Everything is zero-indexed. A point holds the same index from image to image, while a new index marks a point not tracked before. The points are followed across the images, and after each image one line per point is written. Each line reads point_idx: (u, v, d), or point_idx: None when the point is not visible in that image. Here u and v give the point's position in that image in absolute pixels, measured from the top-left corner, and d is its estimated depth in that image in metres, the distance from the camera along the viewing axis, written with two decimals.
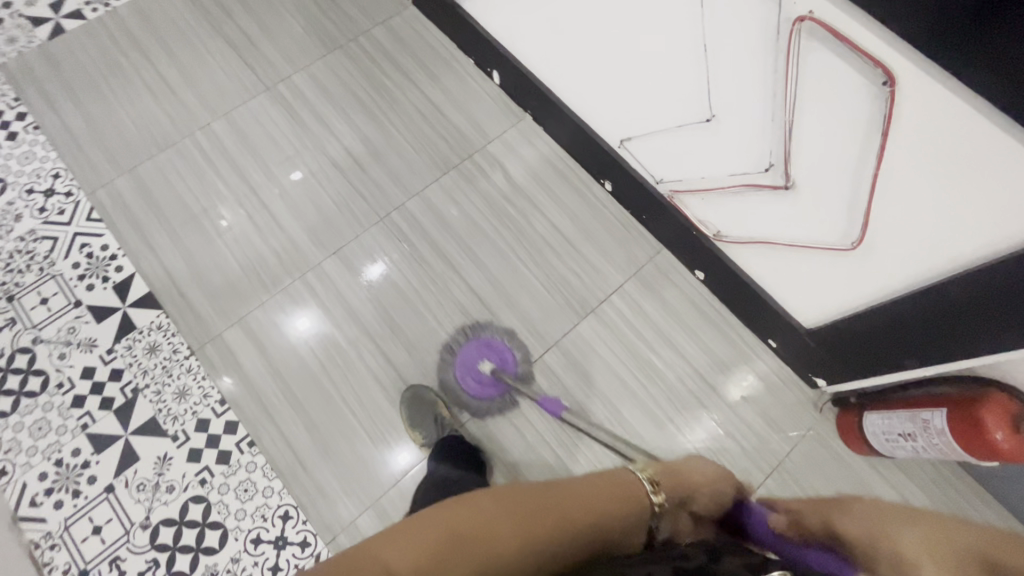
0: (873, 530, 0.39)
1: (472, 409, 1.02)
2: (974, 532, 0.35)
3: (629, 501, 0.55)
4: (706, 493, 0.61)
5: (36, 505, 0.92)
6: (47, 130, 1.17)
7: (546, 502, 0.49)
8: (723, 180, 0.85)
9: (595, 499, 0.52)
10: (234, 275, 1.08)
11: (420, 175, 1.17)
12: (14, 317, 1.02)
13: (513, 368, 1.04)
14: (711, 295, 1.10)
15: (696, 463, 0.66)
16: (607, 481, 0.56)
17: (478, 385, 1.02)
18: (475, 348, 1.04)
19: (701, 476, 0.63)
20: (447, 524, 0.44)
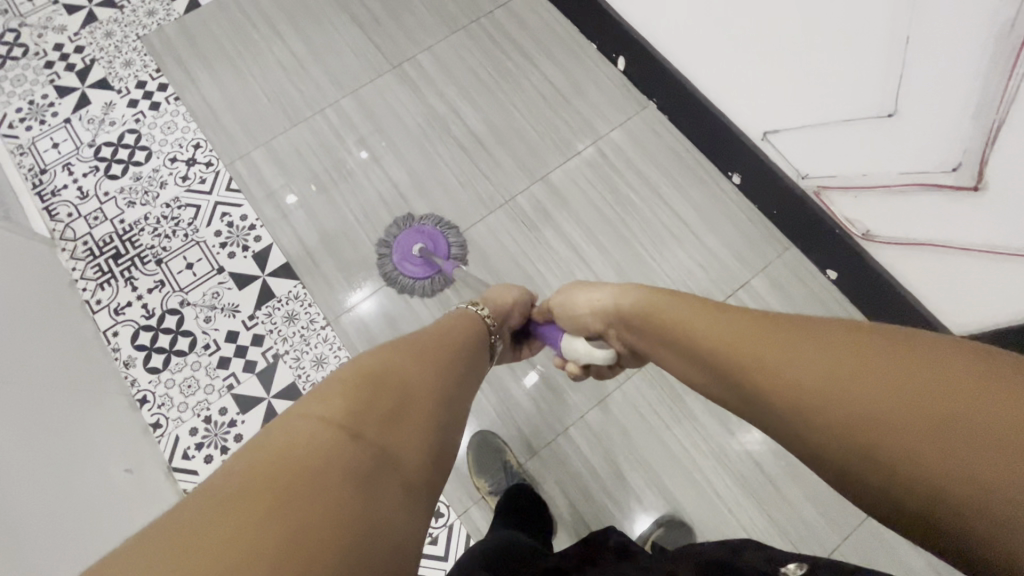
0: (841, 375, 0.41)
1: (410, 289, 1.06)
2: (926, 387, 0.38)
3: (468, 326, 0.67)
4: (512, 310, 0.76)
5: (188, 459, 0.97)
6: (186, 101, 1.21)
7: (424, 345, 0.56)
8: (892, 179, 0.83)
9: (463, 338, 0.63)
10: (364, 249, 1.11)
11: (543, 158, 1.17)
12: (162, 279, 1.08)
13: (444, 251, 1.07)
14: (840, 296, 1.07)
15: (506, 287, 0.79)
16: (460, 320, 0.67)
17: (413, 267, 1.06)
18: (410, 233, 1.08)
19: (501, 297, 0.76)
20: (346, 381, 0.46)
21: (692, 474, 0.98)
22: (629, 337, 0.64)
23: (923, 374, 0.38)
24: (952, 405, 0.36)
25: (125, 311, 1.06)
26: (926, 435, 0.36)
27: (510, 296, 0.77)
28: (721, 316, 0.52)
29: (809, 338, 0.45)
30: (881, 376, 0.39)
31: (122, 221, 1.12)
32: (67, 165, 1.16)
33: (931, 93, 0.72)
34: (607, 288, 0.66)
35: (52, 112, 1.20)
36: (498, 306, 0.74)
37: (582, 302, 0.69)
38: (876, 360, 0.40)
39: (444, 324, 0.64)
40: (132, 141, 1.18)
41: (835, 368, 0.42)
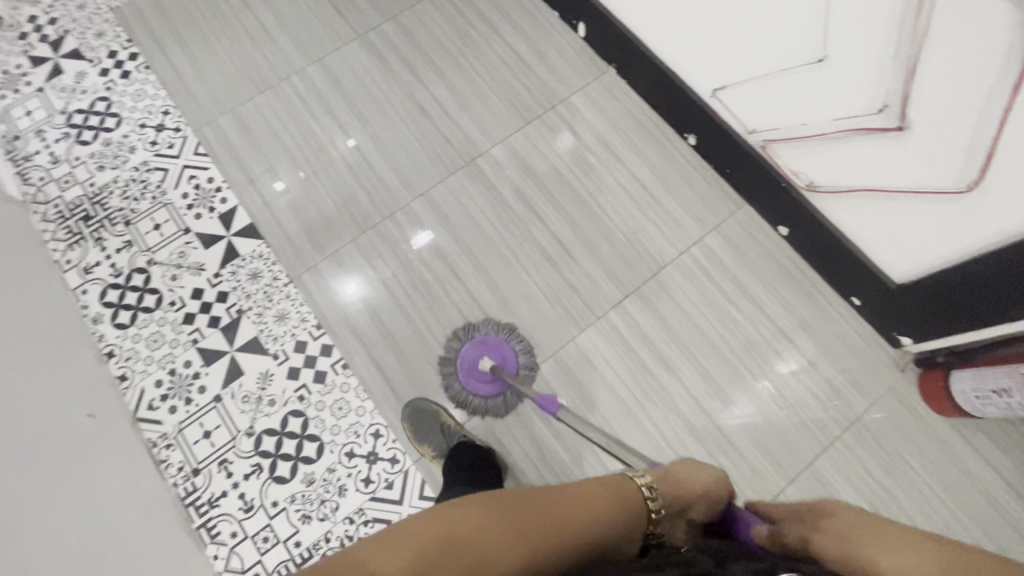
0: (836, 521, 0.53)
1: (477, 408, 1.00)
2: (865, 528, 0.50)
3: (631, 509, 0.63)
4: (704, 502, 0.69)
5: (153, 409, 1.00)
6: (156, 69, 1.24)
7: (548, 508, 0.58)
8: (826, 126, 0.85)
9: (604, 514, 0.61)
10: (328, 211, 1.13)
11: (504, 123, 1.19)
12: (130, 240, 1.10)
13: (512, 367, 1.01)
14: (792, 252, 1.09)
15: (696, 467, 0.73)
16: (613, 484, 0.65)
17: (479, 385, 1.00)
18: (473, 348, 1.02)
19: (696, 480, 0.70)
20: (447, 530, 0.51)
21: (643, 423, 1.01)
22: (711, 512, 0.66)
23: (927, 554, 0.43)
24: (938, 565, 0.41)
25: (94, 270, 1.09)
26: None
27: (702, 479, 0.71)
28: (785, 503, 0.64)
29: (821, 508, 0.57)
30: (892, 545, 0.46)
31: (92, 184, 1.15)
32: (40, 132, 1.19)
33: (854, 35, 0.74)
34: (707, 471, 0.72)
35: (25, 82, 1.23)
36: (683, 490, 0.69)
37: (708, 474, 0.72)
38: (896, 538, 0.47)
39: (602, 488, 0.64)
40: (103, 108, 1.21)
41: (822, 513, 0.55)
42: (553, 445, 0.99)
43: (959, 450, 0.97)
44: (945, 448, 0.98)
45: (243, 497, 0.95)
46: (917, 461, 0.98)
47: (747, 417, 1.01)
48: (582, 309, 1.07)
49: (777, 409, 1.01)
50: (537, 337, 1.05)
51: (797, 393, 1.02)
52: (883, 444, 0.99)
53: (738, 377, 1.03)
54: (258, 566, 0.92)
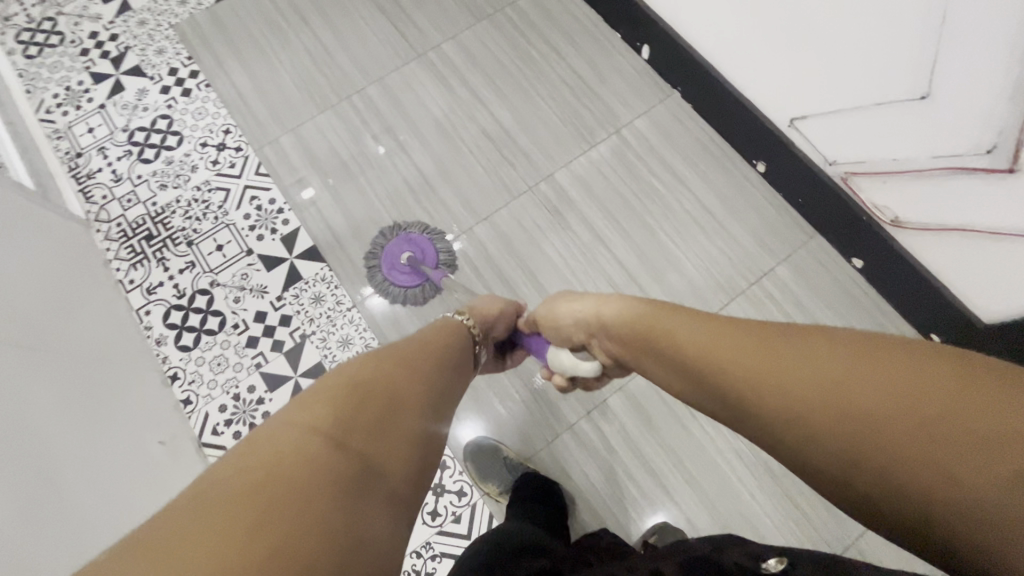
0: (792, 384, 0.42)
1: (401, 299, 1.05)
2: (862, 386, 0.39)
3: (451, 335, 0.67)
4: (501, 321, 0.78)
5: (217, 435, 0.99)
6: (217, 88, 1.24)
7: (413, 349, 0.59)
8: (924, 163, 0.83)
9: (447, 346, 0.64)
10: (389, 234, 1.12)
11: (566, 146, 1.18)
12: (193, 261, 1.10)
13: (432, 260, 1.07)
14: (866, 285, 1.06)
15: (493, 298, 0.79)
16: (437, 329, 0.67)
17: (400, 275, 1.06)
18: (398, 243, 1.08)
19: (490, 311, 0.77)
20: (336, 386, 0.47)
21: (714, 460, 0.98)
22: (592, 340, 0.66)
23: (932, 383, 0.37)
24: (935, 409, 0.36)
25: (157, 290, 1.08)
26: (904, 431, 0.36)
27: (495, 306, 0.77)
28: (694, 316, 0.52)
29: (751, 338, 0.46)
30: (856, 378, 0.39)
31: (154, 203, 1.15)
32: (102, 149, 1.19)
33: (968, 75, 0.71)
34: (587, 298, 0.65)
35: (87, 98, 1.23)
36: (485, 315, 0.76)
37: (566, 313, 0.67)
38: (802, 363, 0.42)
39: (430, 334, 0.65)
40: (164, 126, 1.21)
41: (757, 351, 0.45)
42: (622, 480, 0.97)
43: None
44: None
45: None
46: None
47: None
48: None
49: None
50: None
51: None
52: None
53: None
54: None
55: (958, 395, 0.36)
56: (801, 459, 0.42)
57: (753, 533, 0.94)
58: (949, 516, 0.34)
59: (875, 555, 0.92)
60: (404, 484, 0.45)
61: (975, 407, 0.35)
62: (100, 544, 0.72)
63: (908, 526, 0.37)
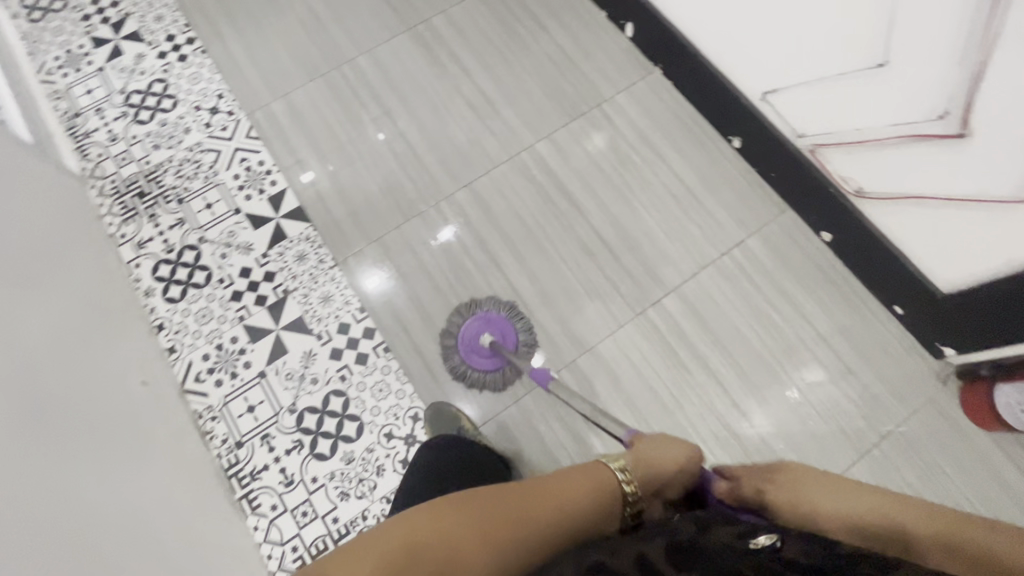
0: (898, 510, 0.55)
1: (477, 382, 1.02)
2: (929, 517, 0.53)
3: (599, 487, 0.62)
4: (676, 481, 0.69)
5: (200, 382, 1.03)
6: (212, 54, 1.27)
7: (533, 505, 0.56)
8: (884, 132, 0.86)
9: (578, 503, 0.59)
10: (374, 198, 1.15)
11: (549, 118, 1.21)
12: (183, 218, 1.14)
13: (512, 344, 1.04)
14: (834, 259, 1.09)
15: (665, 443, 0.71)
16: (595, 473, 0.63)
17: (480, 359, 1.02)
18: (476, 323, 1.04)
19: (665, 459, 0.69)
20: (434, 525, 0.49)
21: (679, 422, 1.01)
22: (805, 525, 0.59)
23: (1007, 535, 0.47)
24: (960, 527, 0.50)
25: (147, 245, 1.12)
26: (988, 562, 0.46)
27: (670, 455, 0.69)
28: (855, 489, 0.60)
29: (889, 498, 0.57)
30: (968, 527, 0.50)
31: (147, 162, 1.18)
32: (99, 110, 1.23)
33: (921, 40, 0.74)
34: (823, 480, 0.62)
35: (87, 61, 1.28)
36: (653, 471, 0.68)
37: (825, 497, 0.60)
38: (956, 519, 0.51)
39: (585, 471, 0.63)
40: (160, 90, 1.25)
41: (899, 501, 0.56)
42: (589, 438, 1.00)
43: (999, 465, 0.96)
44: (985, 462, 0.97)
45: (284, 471, 0.98)
46: (958, 475, 0.97)
47: (782, 420, 1.01)
48: (621, 305, 1.07)
49: (814, 414, 1.01)
50: (575, 330, 1.06)
51: (835, 398, 1.01)
52: (922, 456, 0.98)
53: (776, 381, 1.03)
54: (297, 539, 0.94)
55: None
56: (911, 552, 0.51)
57: None
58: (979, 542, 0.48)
59: None
60: None
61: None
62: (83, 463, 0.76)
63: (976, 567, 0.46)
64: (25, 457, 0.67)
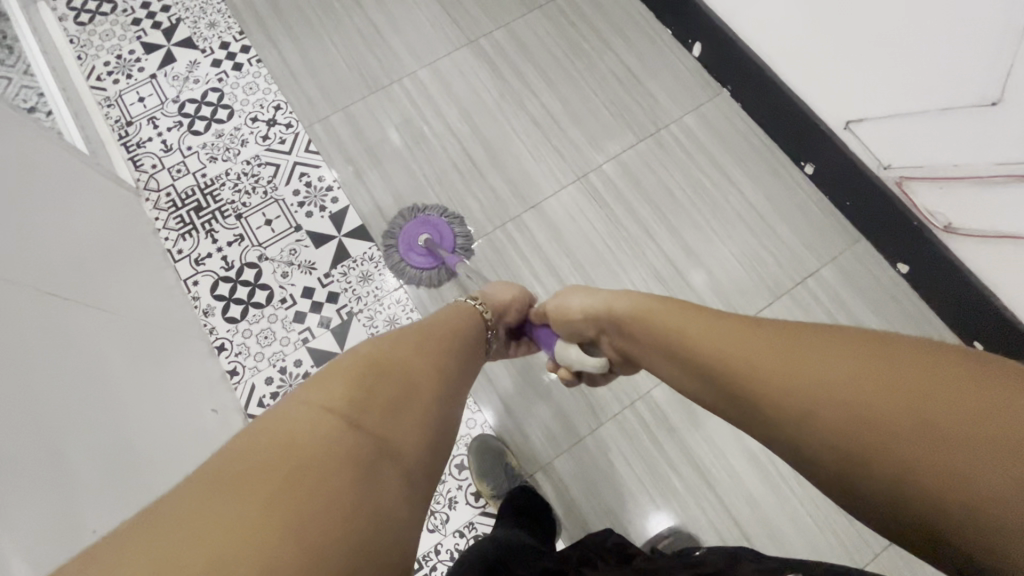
0: (871, 391, 0.38)
1: (413, 279, 1.06)
2: (906, 407, 0.37)
3: (463, 323, 0.68)
4: (513, 309, 0.79)
5: (263, 407, 1.00)
6: (268, 64, 1.24)
7: (432, 339, 0.59)
8: (986, 171, 0.83)
9: (460, 339, 0.64)
10: (438, 217, 1.12)
11: (615, 138, 1.18)
12: (241, 234, 1.10)
13: (448, 243, 1.07)
14: (910, 291, 1.07)
15: (502, 286, 0.80)
16: (449, 321, 0.66)
17: (417, 257, 1.06)
18: (417, 224, 1.08)
19: (501, 296, 0.78)
20: (361, 368, 0.46)
21: (757, 456, 0.98)
22: (599, 334, 0.67)
23: (927, 397, 0.36)
24: (951, 449, 0.34)
25: (205, 262, 1.09)
26: (870, 420, 0.38)
27: (509, 294, 0.79)
28: (760, 333, 0.47)
29: (860, 358, 0.40)
30: (875, 393, 0.38)
31: (204, 175, 1.15)
32: (152, 119, 1.19)
33: None
34: (600, 293, 0.66)
35: (138, 68, 1.24)
36: (496, 303, 0.77)
37: (576, 306, 0.68)
38: (812, 357, 0.42)
39: (446, 320, 0.66)
40: (215, 99, 1.21)
41: (846, 371, 0.40)
42: (664, 470, 0.98)
43: None
44: None
45: None
46: None
47: None
48: None
49: None
50: None
51: None
52: None
53: None
54: None
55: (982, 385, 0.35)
56: (857, 476, 0.38)
57: (794, 530, 0.94)
58: (962, 515, 0.33)
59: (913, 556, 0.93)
60: (418, 456, 0.44)
61: (981, 424, 0.34)
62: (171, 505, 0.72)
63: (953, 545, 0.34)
64: None
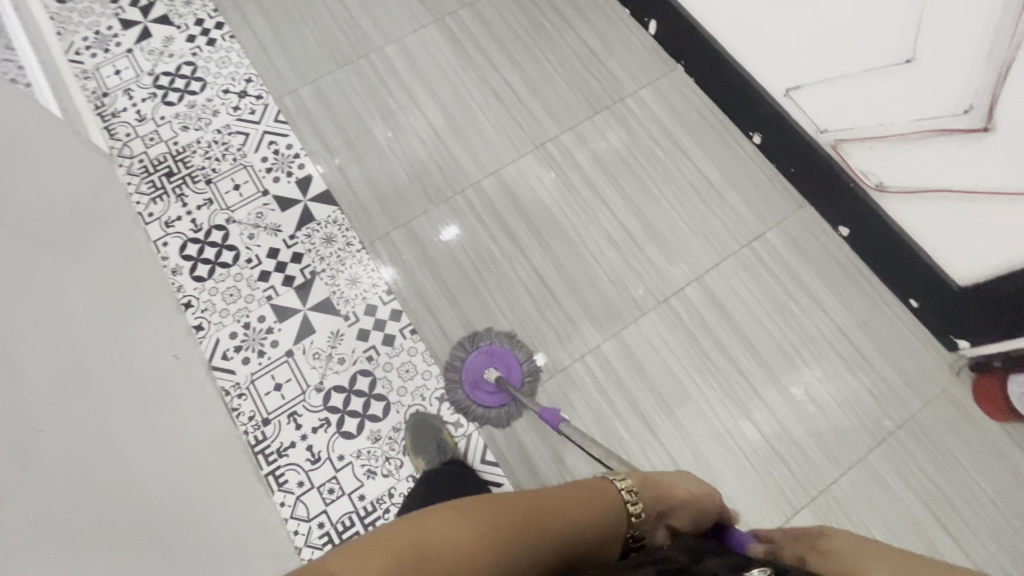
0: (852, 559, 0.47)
1: (480, 417, 1.00)
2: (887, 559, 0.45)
3: (602, 508, 0.58)
4: (685, 511, 0.68)
5: (227, 359, 1.04)
6: (241, 39, 1.29)
7: (531, 514, 0.52)
8: (908, 127, 0.89)
9: (572, 520, 0.55)
10: (401, 184, 1.17)
11: (573, 110, 1.23)
12: (211, 198, 1.15)
13: (517, 378, 1.01)
14: (851, 253, 1.12)
15: (682, 475, 0.71)
16: (587, 487, 0.59)
17: (485, 394, 1.00)
18: (480, 356, 1.02)
19: (684, 492, 0.68)
20: (477, 511, 0.48)
21: (700, 408, 1.03)
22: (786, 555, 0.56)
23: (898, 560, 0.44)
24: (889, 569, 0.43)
25: (175, 224, 1.13)
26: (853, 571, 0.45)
27: (688, 489, 0.70)
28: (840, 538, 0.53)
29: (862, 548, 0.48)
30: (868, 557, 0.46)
31: (176, 143, 1.19)
32: (127, 90, 1.24)
33: (949, 37, 0.77)
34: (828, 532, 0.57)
35: (115, 43, 1.28)
36: (664, 493, 0.67)
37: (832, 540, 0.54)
38: (830, 547, 0.52)
39: (593, 488, 0.60)
40: (189, 73, 1.26)
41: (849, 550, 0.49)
42: (612, 421, 1.02)
43: (1012, 454, 0.99)
44: (997, 451, 0.99)
45: (310, 449, 0.98)
46: (973, 465, 0.99)
47: (803, 409, 1.03)
48: (644, 293, 1.10)
49: (834, 403, 1.03)
50: (600, 317, 1.08)
51: (853, 389, 1.04)
52: (937, 444, 1.00)
53: (796, 371, 1.05)
54: (324, 516, 0.95)
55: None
56: None
57: (734, 477, 0.99)
58: None
59: (846, 500, 0.98)
60: None
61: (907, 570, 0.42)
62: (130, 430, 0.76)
63: None
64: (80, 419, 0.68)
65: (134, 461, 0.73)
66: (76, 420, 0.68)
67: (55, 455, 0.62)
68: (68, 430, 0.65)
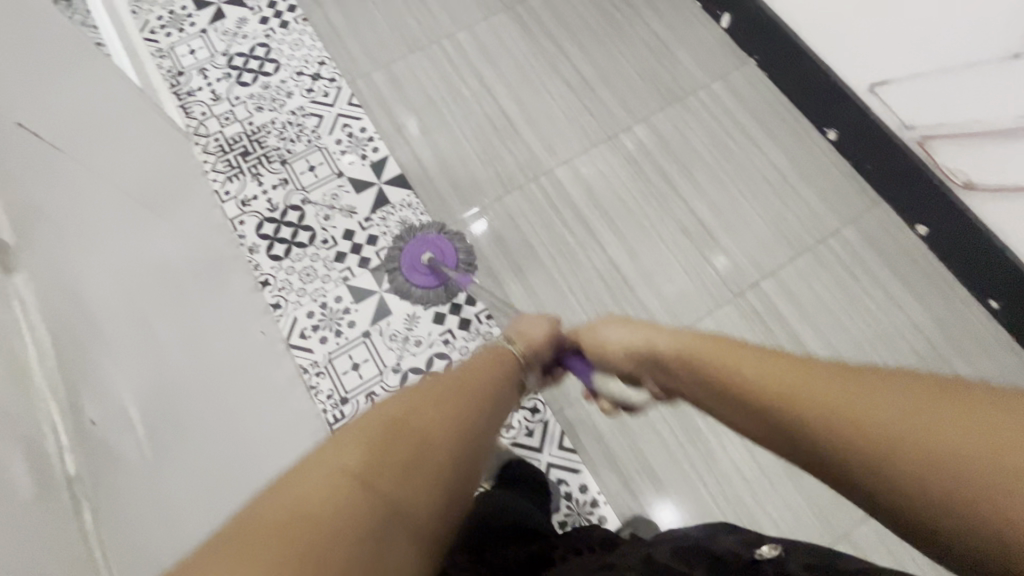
0: (851, 402, 0.39)
1: (418, 300, 1.06)
2: (929, 425, 0.36)
3: (498, 368, 0.62)
4: (546, 347, 0.70)
5: (305, 338, 1.04)
6: (313, 22, 1.29)
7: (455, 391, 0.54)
8: (1008, 124, 0.88)
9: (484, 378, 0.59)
10: (474, 168, 1.17)
11: (645, 101, 1.23)
12: (286, 178, 1.16)
13: (451, 261, 1.07)
14: (927, 251, 1.11)
15: (536, 320, 0.72)
16: (485, 358, 0.63)
17: (419, 276, 1.07)
18: (418, 243, 1.09)
19: (535, 333, 0.70)
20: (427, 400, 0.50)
21: None
22: (672, 383, 0.56)
23: (958, 423, 0.35)
24: (921, 420, 0.36)
25: (252, 203, 1.14)
26: (884, 443, 0.37)
27: (541, 330, 0.70)
28: (777, 358, 0.46)
29: (849, 376, 0.41)
30: (913, 399, 0.38)
31: (251, 123, 1.20)
32: (202, 70, 1.25)
33: None
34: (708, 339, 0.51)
35: (190, 22, 1.29)
36: (529, 346, 0.69)
37: (748, 367, 0.46)
38: (825, 382, 0.41)
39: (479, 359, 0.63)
40: (262, 54, 1.27)
41: (844, 386, 0.40)
42: (687, 409, 1.02)
43: None
44: None
45: None
46: None
47: None
48: (718, 284, 1.10)
49: None
50: (675, 305, 1.08)
51: None
52: None
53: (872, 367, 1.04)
54: None
55: (982, 429, 0.34)
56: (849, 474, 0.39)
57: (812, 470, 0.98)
58: (928, 494, 0.35)
59: None
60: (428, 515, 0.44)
61: (950, 441, 0.35)
62: (230, 404, 0.79)
63: (942, 540, 0.36)
64: (198, 389, 0.71)
65: (232, 432, 0.75)
66: (196, 390, 0.71)
67: (185, 419, 0.65)
68: (191, 398, 0.68)
